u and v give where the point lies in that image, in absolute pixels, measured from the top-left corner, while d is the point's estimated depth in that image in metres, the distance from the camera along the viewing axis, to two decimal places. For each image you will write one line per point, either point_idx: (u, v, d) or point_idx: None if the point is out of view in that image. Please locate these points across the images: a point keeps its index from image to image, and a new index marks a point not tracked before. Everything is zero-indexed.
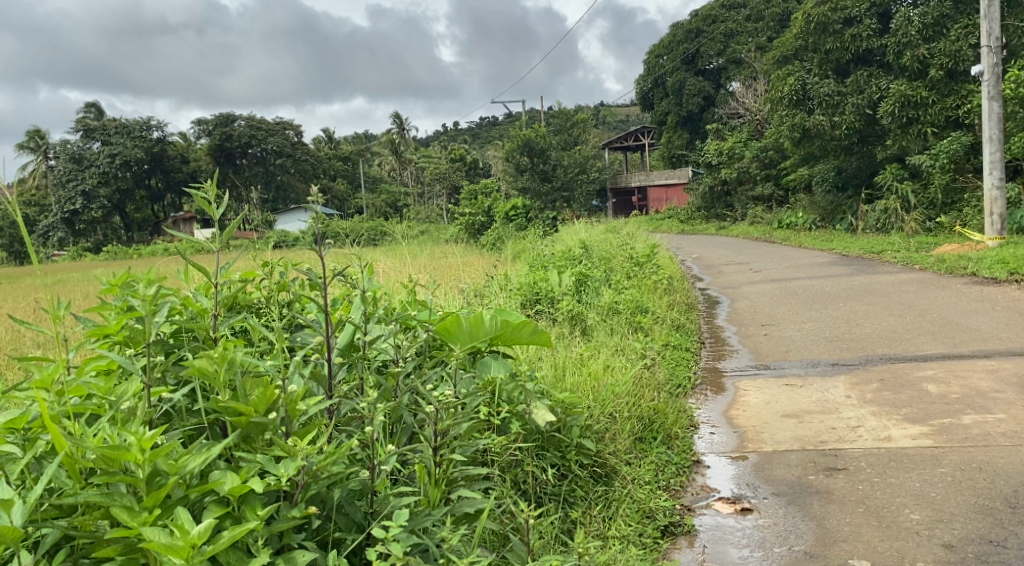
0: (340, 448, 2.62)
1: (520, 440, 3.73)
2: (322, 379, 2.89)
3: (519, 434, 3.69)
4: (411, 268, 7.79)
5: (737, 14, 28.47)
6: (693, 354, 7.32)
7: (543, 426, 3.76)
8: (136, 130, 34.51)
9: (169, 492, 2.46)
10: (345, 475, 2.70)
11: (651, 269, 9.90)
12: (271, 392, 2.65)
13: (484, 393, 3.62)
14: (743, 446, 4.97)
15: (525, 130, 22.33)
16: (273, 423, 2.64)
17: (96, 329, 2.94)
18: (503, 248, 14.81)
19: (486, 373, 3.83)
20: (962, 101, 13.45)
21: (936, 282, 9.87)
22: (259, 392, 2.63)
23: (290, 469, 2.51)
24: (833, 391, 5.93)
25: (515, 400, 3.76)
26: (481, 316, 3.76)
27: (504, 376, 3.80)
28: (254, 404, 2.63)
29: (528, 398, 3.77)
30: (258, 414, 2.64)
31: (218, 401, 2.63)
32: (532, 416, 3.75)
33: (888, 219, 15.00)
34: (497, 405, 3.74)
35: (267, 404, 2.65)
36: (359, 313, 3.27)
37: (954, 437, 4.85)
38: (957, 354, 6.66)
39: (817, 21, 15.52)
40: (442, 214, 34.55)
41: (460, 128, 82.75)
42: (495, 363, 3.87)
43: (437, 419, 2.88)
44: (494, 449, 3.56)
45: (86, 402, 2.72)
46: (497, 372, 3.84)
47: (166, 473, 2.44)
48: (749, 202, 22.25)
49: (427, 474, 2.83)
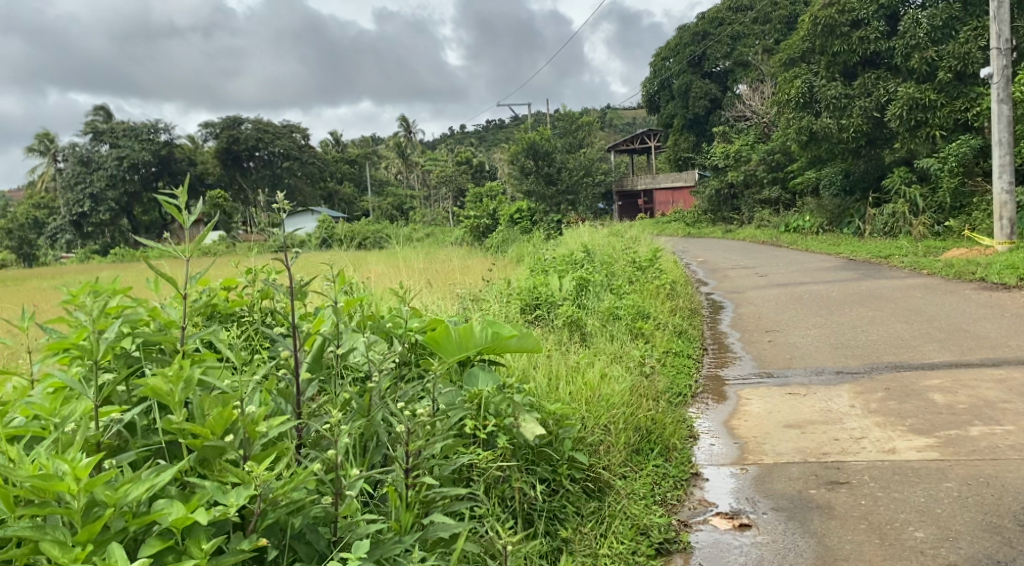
0: (301, 475, 2.54)
1: (507, 456, 3.61)
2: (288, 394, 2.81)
3: (505, 449, 3.57)
4: (410, 274, 7.69)
5: (743, 16, 28.34)
6: (694, 362, 7.19)
7: (533, 440, 3.63)
8: (144, 132, 34.65)
9: (107, 524, 2.37)
10: (308, 501, 2.61)
11: (653, 274, 9.78)
12: (230, 412, 2.59)
13: (467, 407, 3.52)
14: (742, 457, 4.84)
15: (530, 133, 22.24)
16: (230, 446, 2.58)
17: (55, 343, 2.88)
18: (507, 251, 14.70)
19: (473, 385, 3.73)
20: (971, 104, 13.29)
21: (944, 287, 9.71)
22: (215, 414, 2.57)
23: (240, 498, 2.43)
24: (837, 401, 5.80)
25: (503, 413, 3.64)
26: (471, 328, 3.66)
27: (492, 389, 3.68)
28: (209, 426, 2.58)
29: (517, 411, 3.64)
30: (214, 436, 2.59)
31: (173, 422, 2.57)
32: (521, 430, 3.62)
33: (895, 223, 14.86)
34: (484, 418, 3.63)
35: (224, 426, 2.59)
36: (336, 325, 3.21)
37: (960, 450, 4.71)
38: (965, 362, 6.51)
39: (824, 23, 15.37)
40: (448, 217, 34.49)
41: (467, 132, 82.70)
42: (483, 375, 3.75)
43: (410, 440, 2.78)
44: (479, 464, 3.45)
45: (31, 423, 2.66)
46: (485, 385, 3.74)
47: (104, 504, 2.36)
48: (756, 205, 22.09)
49: (399, 498, 2.77)
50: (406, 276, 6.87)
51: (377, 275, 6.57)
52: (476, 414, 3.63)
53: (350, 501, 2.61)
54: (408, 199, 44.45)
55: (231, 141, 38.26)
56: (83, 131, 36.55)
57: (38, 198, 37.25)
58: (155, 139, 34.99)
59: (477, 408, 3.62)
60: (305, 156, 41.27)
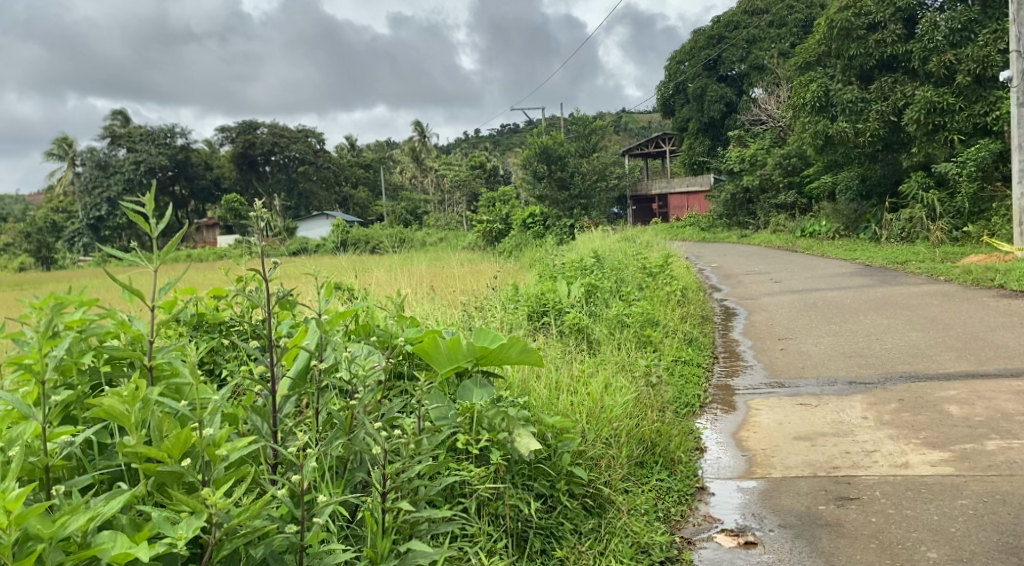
0: (259, 504, 2.52)
1: (501, 471, 3.50)
2: (262, 413, 2.82)
3: (499, 465, 3.48)
4: (416, 280, 7.59)
5: (759, 19, 28.13)
6: (704, 370, 7.06)
7: (528, 455, 3.54)
8: (160, 137, 34.83)
9: (43, 557, 2.36)
10: (271, 530, 2.61)
11: (664, 281, 9.64)
12: (189, 434, 2.62)
13: (455, 422, 3.46)
14: (750, 471, 4.71)
15: (543, 138, 22.06)
16: (187, 469, 2.61)
17: (15, 358, 2.91)
18: (519, 256, 14.55)
19: (466, 399, 3.67)
20: (991, 108, 13.08)
21: (962, 295, 9.52)
22: (173, 436, 2.60)
23: (188, 532, 2.41)
24: (849, 412, 5.65)
25: (497, 427, 3.56)
26: (458, 339, 3.62)
27: (485, 403, 3.62)
28: (167, 448, 2.61)
29: (512, 425, 3.56)
30: (172, 459, 2.61)
31: (129, 447, 2.59)
32: (516, 445, 3.53)
33: (913, 229, 14.66)
34: (477, 432, 3.57)
35: (181, 449, 2.61)
36: (315, 339, 3.18)
37: (976, 465, 4.56)
38: (983, 372, 6.35)
39: (840, 26, 15.19)
40: (462, 222, 34.37)
41: (481, 137, 82.74)
42: (475, 389, 3.70)
43: (385, 462, 2.79)
44: (471, 480, 3.36)
45: None
46: (479, 398, 3.67)
47: (38, 537, 2.36)
48: (772, 210, 21.85)
49: (376, 523, 2.81)
50: (411, 283, 6.77)
51: (381, 281, 6.48)
52: (468, 428, 3.56)
53: (316, 528, 2.60)
54: (422, 203, 44.37)
55: (247, 145, 38.29)
56: (101, 135, 36.66)
57: (56, 202, 37.36)
58: (171, 144, 35.03)
59: (470, 422, 3.56)
60: (320, 160, 41.27)
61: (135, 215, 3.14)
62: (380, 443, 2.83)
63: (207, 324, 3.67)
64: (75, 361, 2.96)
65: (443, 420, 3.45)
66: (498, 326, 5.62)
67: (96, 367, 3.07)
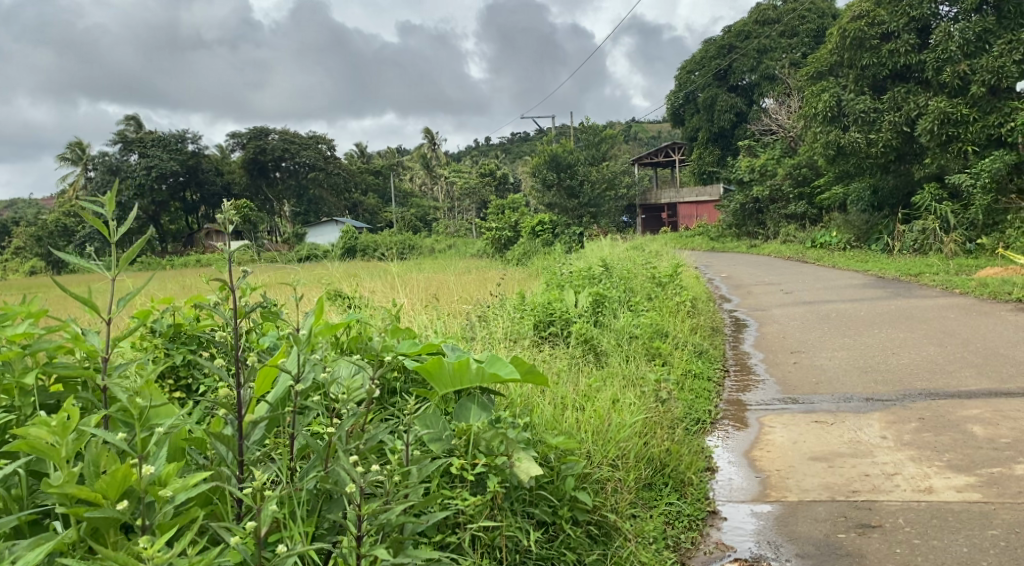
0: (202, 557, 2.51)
1: (497, 500, 3.29)
2: (228, 441, 2.78)
3: (496, 492, 3.26)
4: (417, 289, 7.33)
5: (770, 29, 27.87)
6: (715, 384, 6.81)
7: (528, 481, 3.31)
8: (172, 143, 34.52)
9: None
10: None
11: (673, 291, 9.40)
12: (128, 473, 2.62)
13: (448, 448, 3.27)
14: (764, 494, 4.45)
15: (552, 145, 21.79)
16: (122, 512, 2.61)
17: None
18: (528, 264, 14.28)
19: (463, 419, 3.45)
20: (1005, 119, 12.83)
21: (977, 308, 9.27)
22: (109, 477, 2.60)
23: None
24: (867, 431, 5.39)
25: (495, 451, 3.33)
26: (466, 360, 3.40)
27: (482, 424, 3.39)
28: (102, 489, 2.61)
29: (512, 448, 3.34)
30: (107, 501, 2.62)
31: (55, 488, 2.57)
32: (515, 471, 3.31)
33: (925, 241, 14.35)
34: (474, 457, 3.34)
35: (118, 489, 2.62)
36: (294, 358, 3.01)
37: (1004, 491, 4.32)
38: (1005, 391, 6.08)
39: (852, 36, 14.93)
40: (471, 229, 34.11)
41: (490, 146, 82.82)
42: (473, 408, 3.48)
43: (360, 501, 2.66)
44: (463, 510, 3.14)
45: None
46: (477, 419, 3.45)
47: None
48: (782, 220, 21.58)
49: None
50: (410, 292, 6.59)
51: (380, 292, 6.25)
52: (465, 452, 3.35)
53: None
54: (430, 211, 44.15)
55: (258, 151, 37.91)
56: (112, 140, 36.38)
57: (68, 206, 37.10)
58: (182, 149, 34.85)
59: (466, 444, 3.34)
60: (330, 167, 41.17)
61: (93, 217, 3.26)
62: (356, 483, 2.70)
63: (185, 335, 3.58)
64: (18, 381, 2.94)
65: (435, 442, 3.28)
66: (498, 337, 5.41)
67: (42, 386, 3.03)
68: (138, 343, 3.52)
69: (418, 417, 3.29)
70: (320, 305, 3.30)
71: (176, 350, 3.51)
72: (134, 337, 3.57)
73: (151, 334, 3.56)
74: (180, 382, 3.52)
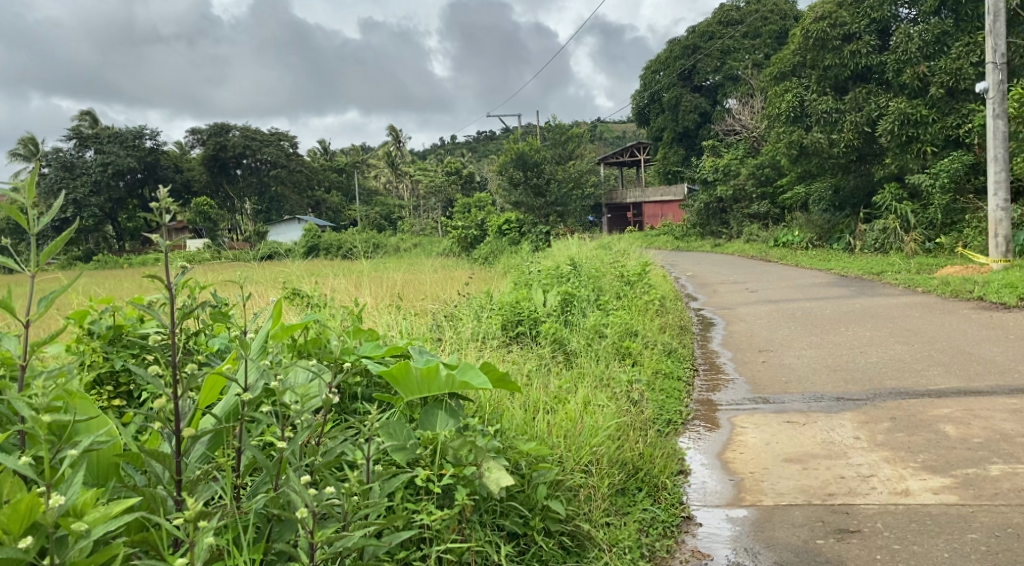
0: None
1: (465, 513, 3.12)
2: (165, 458, 2.62)
3: (464, 506, 3.10)
4: (382, 289, 7.15)
5: (733, 30, 27.97)
6: (685, 383, 6.71)
7: (497, 492, 3.15)
8: (129, 139, 33.87)
9: None
10: None
11: (641, 290, 9.32)
12: (33, 503, 2.46)
13: (413, 461, 3.10)
14: (739, 498, 4.34)
15: (518, 143, 21.70)
16: (25, 550, 2.43)
17: None
18: (494, 263, 14.13)
19: (429, 428, 3.29)
20: (963, 120, 12.89)
21: (941, 307, 9.26)
22: (10, 510, 2.44)
23: None
24: (839, 431, 5.30)
25: (463, 460, 3.16)
26: (435, 367, 3.24)
27: (449, 432, 3.23)
28: (3, 524, 2.44)
29: (481, 457, 3.18)
30: (10, 536, 2.45)
31: None
32: (484, 481, 3.15)
33: (887, 239, 14.42)
34: (440, 467, 3.18)
35: (20, 523, 2.46)
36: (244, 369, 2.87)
37: (981, 493, 4.24)
38: (974, 389, 6.03)
39: (815, 37, 14.92)
40: (436, 228, 33.88)
41: (455, 145, 82.56)
42: (439, 417, 3.31)
43: (311, 527, 2.52)
44: (427, 524, 2.97)
45: None
46: (443, 427, 3.29)
47: None
48: (745, 220, 21.67)
49: None
50: (373, 291, 6.44)
51: (344, 292, 6.05)
52: (431, 462, 3.19)
53: None
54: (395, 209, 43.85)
55: (218, 147, 37.59)
56: (67, 136, 35.58)
57: None
58: (140, 145, 34.24)
59: (431, 454, 3.18)
60: (293, 164, 40.73)
61: (13, 210, 3.35)
62: (306, 507, 2.56)
63: (123, 338, 3.40)
64: None
65: (399, 452, 3.12)
66: (464, 340, 5.27)
67: None
68: (73, 346, 3.36)
69: (381, 426, 3.13)
70: (276, 309, 3.17)
71: (115, 354, 3.33)
72: (70, 339, 3.41)
73: (88, 336, 3.39)
74: (121, 388, 3.36)
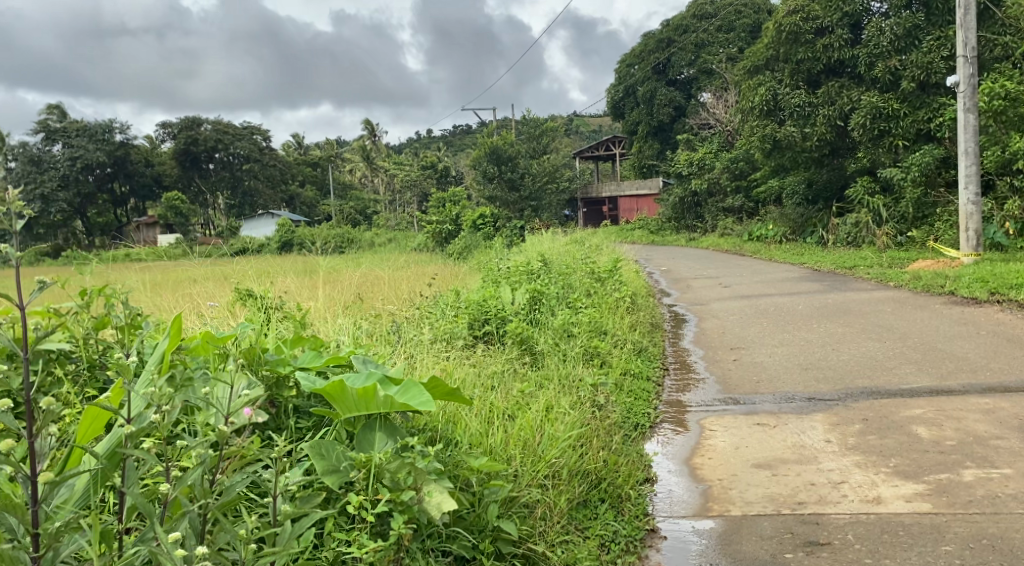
0: None
1: (404, 543, 2.93)
2: (18, 510, 2.34)
3: (402, 535, 2.91)
4: (342, 289, 6.90)
5: (707, 23, 27.86)
6: (655, 384, 6.54)
7: (439, 518, 2.97)
8: (98, 133, 33.29)
9: None
10: None
11: (612, 286, 9.12)
12: None
13: (346, 489, 2.92)
14: (706, 508, 4.17)
15: (492, 137, 21.46)
16: None
17: None
18: (467, 259, 13.89)
19: (366, 449, 3.09)
20: (934, 114, 12.85)
21: (913, 302, 9.16)
22: None
23: None
24: (810, 434, 5.15)
25: (401, 485, 2.96)
26: (372, 388, 3.05)
27: (387, 452, 3.04)
28: None
29: (421, 481, 2.99)
30: None
31: None
32: (424, 507, 2.97)
33: (859, 233, 14.31)
34: (376, 491, 2.98)
35: None
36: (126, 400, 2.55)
37: (954, 501, 4.09)
38: (946, 388, 5.90)
39: (788, 30, 14.74)
40: (412, 223, 33.62)
41: (431, 138, 82.01)
42: (379, 436, 3.12)
43: None
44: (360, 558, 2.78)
45: None
46: (383, 448, 3.09)
47: None
48: (719, 213, 21.56)
49: None
50: (328, 291, 6.21)
51: (300, 295, 5.80)
52: (367, 486, 2.99)
53: None
54: (371, 204, 43.44)
55: (190, 141, 37.28)
56: (34, 129, 34.81)
57: None
58: (110, 140, 33.67)
59: (366, 477, 2.98)
60: (266, 158, 40.20)
61: None
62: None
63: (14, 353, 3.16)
64: None
65: (332, 475, 2.94)
66: (423, 348, 5.06)
67: None
68: None
69: (308, 448, 2.95)
70: (173, 328, 2.91)
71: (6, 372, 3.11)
72: None
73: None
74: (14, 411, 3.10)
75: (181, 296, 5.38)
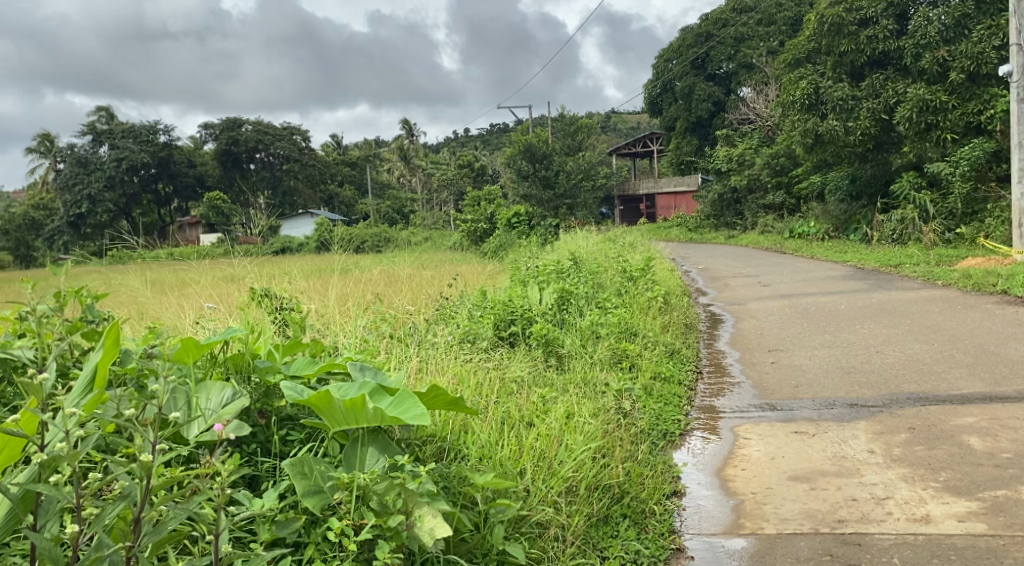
0: None
1: None
2: None
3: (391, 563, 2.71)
4: (360, 288, 6.65)
5: (747, 17, 27.35)
6: (687, 388, 6.20)
7: (432, 545, 2.77)
8: (143, 134, 33.50)
9: None
10: None
11: (645, 286, 8.79)
12: None
13: (327, 510, 2.73)
14: (737, 525, 3.85)
15: (527, 135, 21.16)
16: None
17: None
18: (502, 257, 13.60)
19: (355, 466, 2.91)
20: (985, 106, 12.31)
21: (963, 301, 8.73)
22: None
23: None
24: (852, 444, 4.81)
25: (390, 508, 2.77)
26: (360, 400, 2.87)
27: (376, 472, 2.83)
28: None
29: (413, 504, 2.78)
30: None
31: None
32: (416, 532, 2.76)
33: (904, 230, 13.79)
34: (363, 513, 2.78)
35: None
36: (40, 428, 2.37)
37: (1012, 521, 3.74)
38: (1000, 395, 5.50)
39: (830, 22, 14.24)
40: (449, 222, 33.35)
41: (469, 136, 81.81)
42: (368, 454, 2.94)
43: None
44: None
45: None
46: (372, 466, 2.92)
47: None
48: (760, 210, 21.06)
49: None
50: (340, 290, 5.95)
51: (313, 296, 5.57)
52: (353, 508, 2.81)
53: None
54: (408, 202, 43.32)
55: (231, 142, 37.36)
56: (80, 131, 35.03)
57: None
58: (155, 141, 33.87)
59: (351, 499, 2.80)
60: (306, 158, 40.19)
61: None
62: None
63: None
64: None
65: (312, 496, 2.76)
66: (437, 351, 4.77)
67: None
68: None
69: (289, 466, 2.77)
70: (110, 335, 2.64)
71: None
72: None
73: None
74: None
75: (186, 300, 5.15)
